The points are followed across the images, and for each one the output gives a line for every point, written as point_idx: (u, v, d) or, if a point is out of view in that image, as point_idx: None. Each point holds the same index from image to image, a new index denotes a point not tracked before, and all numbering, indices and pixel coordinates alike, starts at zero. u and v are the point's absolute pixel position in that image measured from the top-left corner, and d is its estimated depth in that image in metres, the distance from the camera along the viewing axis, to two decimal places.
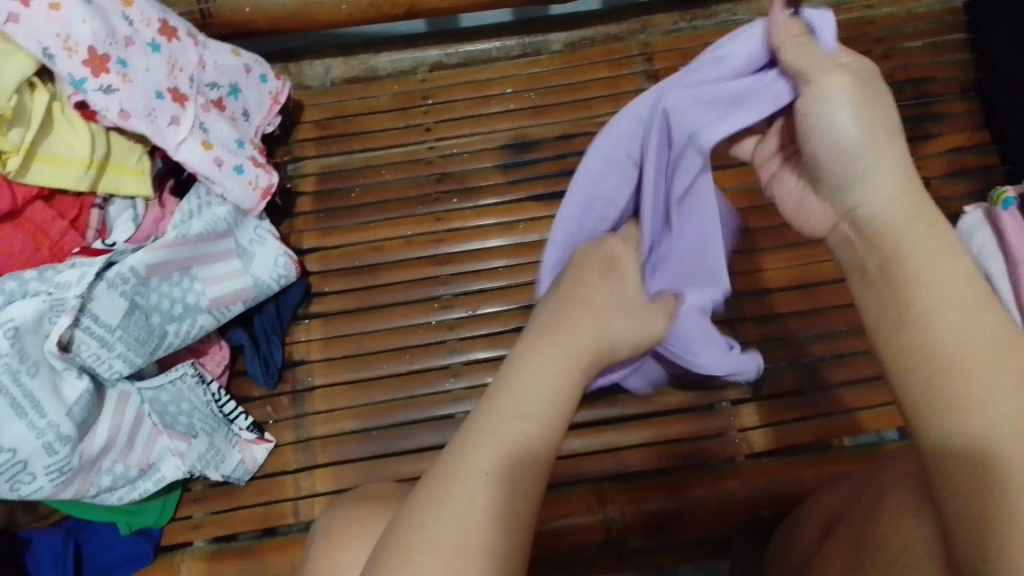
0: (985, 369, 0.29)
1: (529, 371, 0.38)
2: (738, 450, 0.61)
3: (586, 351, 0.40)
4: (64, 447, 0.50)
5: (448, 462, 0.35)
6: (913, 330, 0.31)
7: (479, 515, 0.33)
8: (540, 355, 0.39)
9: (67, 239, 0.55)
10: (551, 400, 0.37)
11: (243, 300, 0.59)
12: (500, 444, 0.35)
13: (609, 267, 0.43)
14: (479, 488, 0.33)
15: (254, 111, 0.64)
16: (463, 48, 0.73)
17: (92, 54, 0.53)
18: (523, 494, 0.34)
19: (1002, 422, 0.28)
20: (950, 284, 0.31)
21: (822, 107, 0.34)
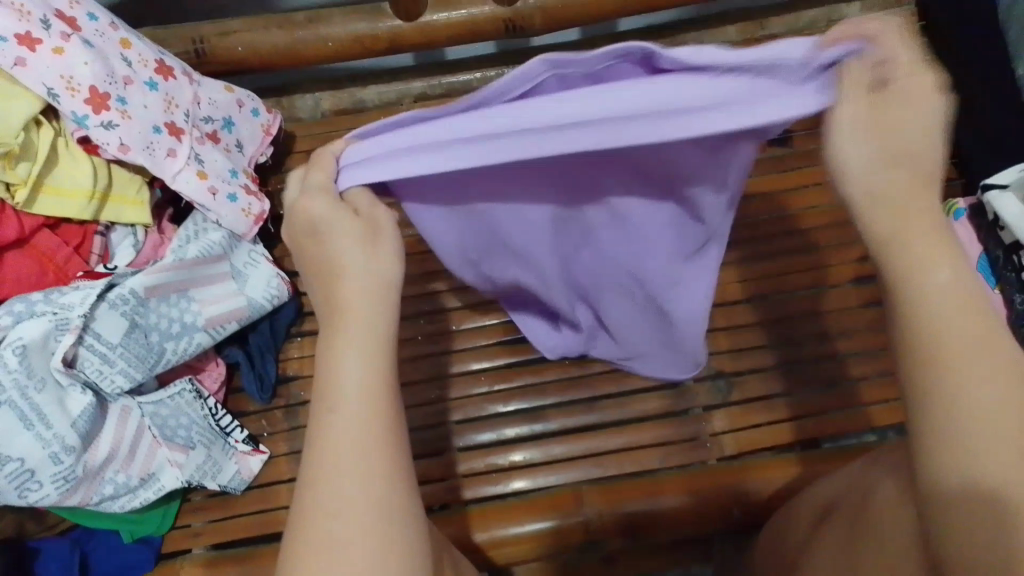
0: (968, 362, 0.33)
1: (338, 345, 0.35)
2: (709, 453, 0.64)
3: (366, 301, 0.36)
4: (69, 457, 0.53)
5: (315, 422, 0.35)
6: (910, 316, 0.34)
7: (354, 465, 0.34)
8: (349, 336, 0.35)
9: (72, 263, 0.60)
10: (366, 356, 0.35)
11: (237, 319, 0.63)
12: (348, 383, 0.35)
13: (372, 230, 0.36)
14: (345, 447, 0.34)
15: (247, 143, 0.68)
16: (446, 79, 0.77)
17: (94, 93, 0.57)
18: (381, 419, 0.35)
19: (992, 440, 0.32)
20: (949, 282, 0.34)
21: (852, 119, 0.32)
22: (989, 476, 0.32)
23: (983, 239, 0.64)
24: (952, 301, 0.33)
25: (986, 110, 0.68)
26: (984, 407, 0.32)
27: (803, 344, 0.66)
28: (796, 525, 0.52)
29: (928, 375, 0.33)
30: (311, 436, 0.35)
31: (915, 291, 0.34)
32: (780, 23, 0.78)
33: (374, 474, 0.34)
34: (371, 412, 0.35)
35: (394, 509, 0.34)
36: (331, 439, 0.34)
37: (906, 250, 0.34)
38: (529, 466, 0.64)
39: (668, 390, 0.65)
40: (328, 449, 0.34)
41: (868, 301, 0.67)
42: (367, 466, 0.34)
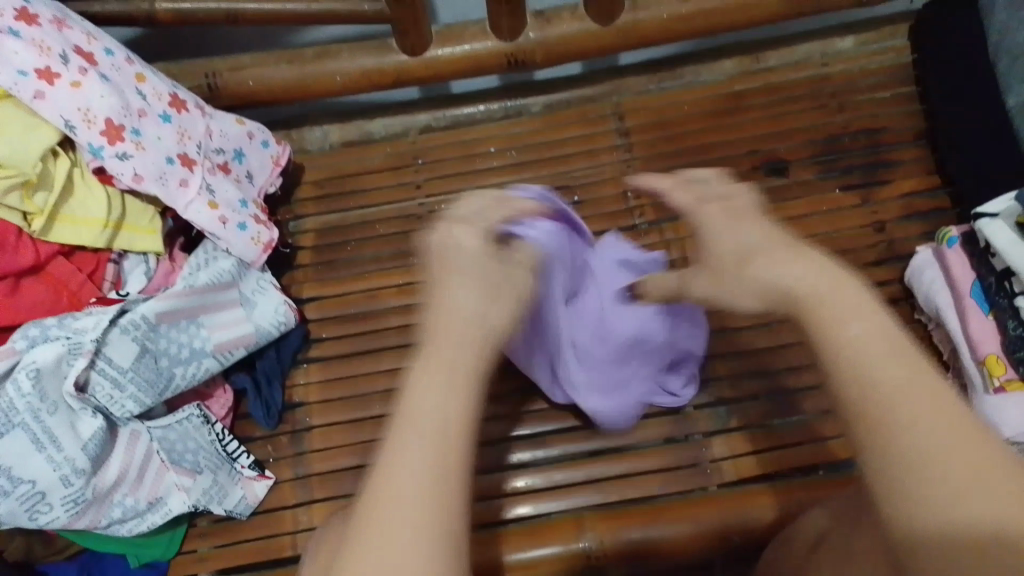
0: (905, 398, 0.33)
1: (425, 375, 0.37)
2: (710, 479, 0.64)
3: (463, 332, 0.39)
4: (79, 479, 0.54)
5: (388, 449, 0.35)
6: (846, 364, 0.35)
7: (417, 488, 0.33)
8: (436, 363, 0.38)
9: (85, 290, 0.61)
10: (456, 387, 0.37)
11: (245, 345, 0.64)
12: (433, 407, 0.36)
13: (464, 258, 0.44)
14: (412, 470, 0.33)
15: (257, 174, 0.70)
16: (450, 112, 0.79)
17: (109, 125, 0.59)
18: (454, 446, 0.35)
19: (952, 468, 0.31)
20: (873, 333, 0.35)
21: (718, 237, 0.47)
22: (959, 507, 0.30)
23: (976, 266, 0.65)
24: (879, 350, 0.35)
25: (978, 141, 0.70)
26: (934, 446, 0.31)
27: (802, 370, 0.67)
28: (792, 547, 0.53)
29: (873, 433, 0.33)
30: (381, 465, 0.34)
31: (841, 343, 0.35)
32: (776, 57, 0.80)
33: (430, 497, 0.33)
34: (447, 438, 0.35)
35: (449, 541, 0.32)
36: (396, 459, 0.34)
37: (830, 321, 0.36)
38: (532, 491, 0.65)
39: (669, 416, 0.66)
40: (393, 472, 0.33)
41: None
42: (432, 492, 0.33)
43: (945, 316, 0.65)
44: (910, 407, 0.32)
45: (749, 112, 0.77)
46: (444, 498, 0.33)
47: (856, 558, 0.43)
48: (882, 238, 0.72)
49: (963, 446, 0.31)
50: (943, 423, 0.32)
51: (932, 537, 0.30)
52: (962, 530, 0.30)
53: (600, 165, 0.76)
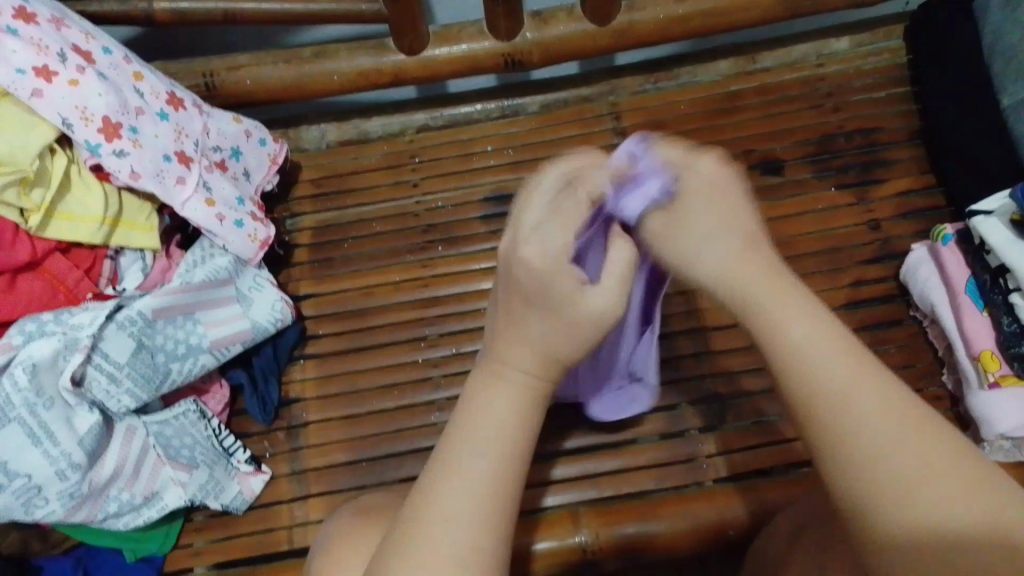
0: (859, 393, 0.35)
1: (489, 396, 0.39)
2: (706, 474, 0.65)
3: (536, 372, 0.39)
4: (75, 474, 0.55)
5: (444, 458, 0.37)
6: (792, 359, 0.37)
7: (472, 499, 0.36)
8: (499, 390, 0.39)
9: (82, 286, 0.61)
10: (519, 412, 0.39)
11: (242, 341, 0.64)
12: (496, 426, 0.38)
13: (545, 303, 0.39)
14: (466, 484, 0.36)
15: (254, 171, 0.71)
16: (447, 111, 0.80)
17: (107, 123, 0.60)
18: (511, 467, 0.37)
19: (898, 461, 0.33)
20: (819, 328, 0.38)
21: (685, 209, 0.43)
22: (912, 492, 0.33)
23: (971, 263, 0.65)
24: (824, 342, 0.37)
25: (971, 140, 0.70)
26: (886, 437, 0.34)
27: None
28: (778, 538, 0.53)
29: (828, 436, 0.35)
30: (436, 466, 0.37)
31: (784, 341, 0.38)
32: (772, 57, 0.80)
33: (475, 524, 0.35)
34: (504, 460, 0.37)
35: (493, 549, 0.35)
36: (457, 468, 0.37)
37: (770, 314, 0.39)
38: (527, 487, 0.65)
39: (664, 412, 0.67)
40: (448, 479, 0.36)
41: (859, 325, 0.69)
42: (484, 504, 0.36)
43: (940, 312, 0.65)
44: (857, 404, 0.35)
45: (744, 112, 0.78)
46: (492, 516, 0.36)
47: (842, 550, 0.44)
48: (877, 237, 0.72)
49: (910, 442, 0.34)
50: (887, 412, 0.35)
51: (884, 533, 0.33)
52: (912, 523, 0.32)
53: None
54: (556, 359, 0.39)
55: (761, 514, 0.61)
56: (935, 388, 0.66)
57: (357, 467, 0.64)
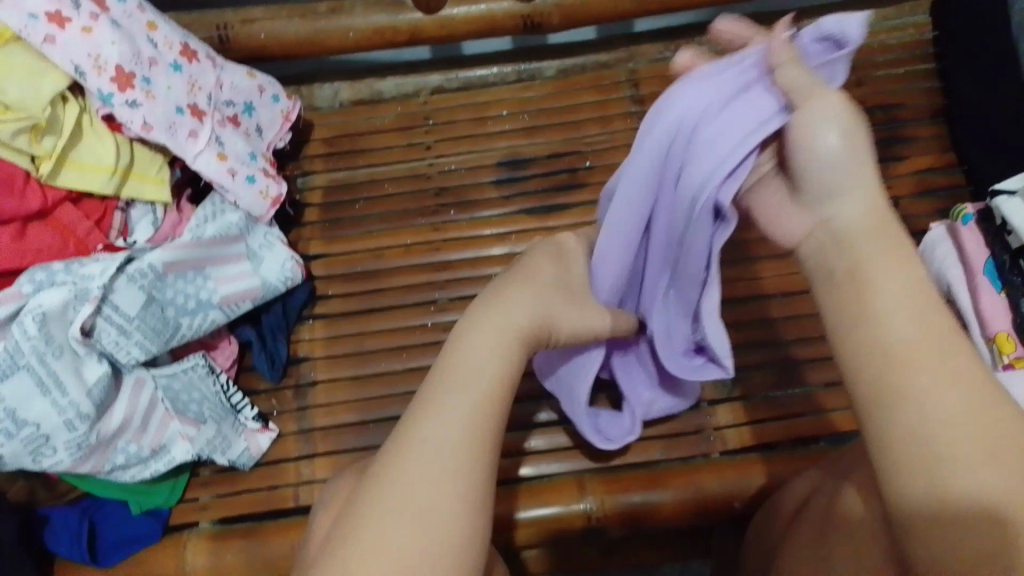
0: (934, 364, 0.34)
1: (464, 355, 0.43)
2: (712, 446, 0.65)
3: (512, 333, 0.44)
4: (84, 425, 0.54)
5: (414, 420, 0.40)
6: (874, 322, 0.36)
7: (441, 460, 0.38)
8: (475, 347, 0.43)
9: (92, 236, 0.60)
10: (489, 373, 0.42)
11: (252, 299, 0.64)
12: (466, 388, 0.41)
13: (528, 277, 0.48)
14: (435, 445, 0.39)
15: (267, 128, 0.70)
16: (462, 74, 0.79)
17: (120, 72, 0.59)
18: (482, 427, 0.40)
19: (963, 443, 0.32)
20: (904, 288, 0.36)
21: (809, 124, 0.38)
22: (974, 480, 0.32)
23: (990, 243, 0.64)
24: (909, 308, 0.36)
25: (993, 118, 0.69)
26: (951, 413, 0.33)
27: (807, 342, 0.67)
28: (782, 509, 0.53)
29: (879, 416, 0.34)
30: (407, 423, 0.40)
31: (871, 301, 0.36)
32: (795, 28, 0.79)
33: (440, 483, 0.37)
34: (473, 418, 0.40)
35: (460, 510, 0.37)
36: (428, 428, 0.39)
37: (866, 267, 0.37)
38: (534, 453, 0.66)
39: None
40: (419, 440, 0.39)
41: None
42: (452, 466, 0.38)
43: (956, 294, 0.64)
44: (912, 383, 0.34)
45: None
46: (461, 474, 0.38)
47: (846, 524, 0.44)
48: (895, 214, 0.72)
49: (964, 416, 0.33)
50: (962, 390, 0.34)
51: (931, 513, 0.32)
52: (954, 496, 0.32)
53: (612, 132, 0.75)
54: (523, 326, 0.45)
55: (766, 486, 0.61)
56: None
57: (364, 427, 0.64)
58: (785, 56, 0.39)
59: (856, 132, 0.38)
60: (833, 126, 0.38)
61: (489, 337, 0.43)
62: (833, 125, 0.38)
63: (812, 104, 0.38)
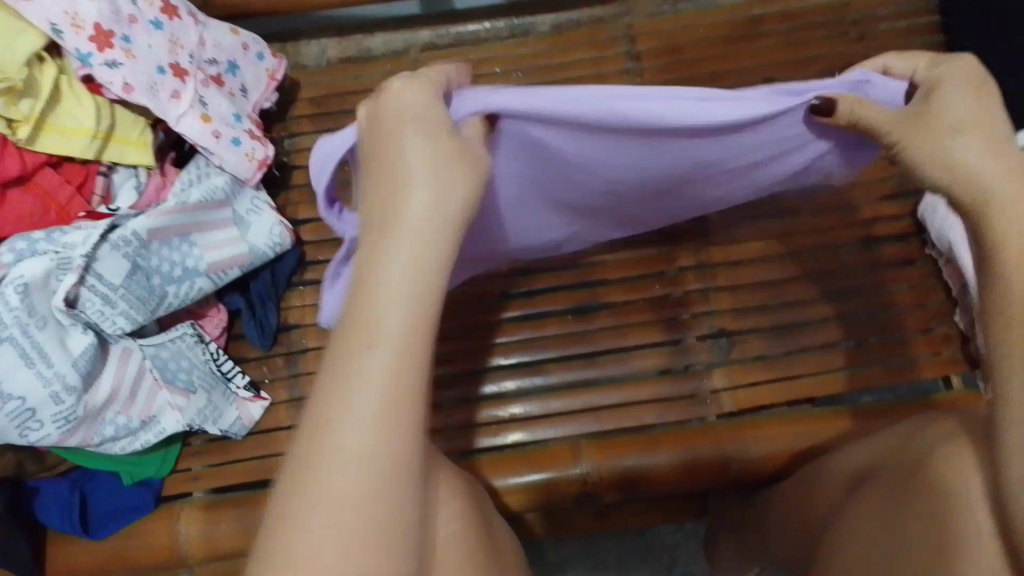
0: None
1: (378, 266, 0.34)
2: (709, 411, 0.64)
3: (417, 262, 0.34)
4: (70, 397, 0.53)
5: (337, 355, 0.33)
6: (1001, 279, 0.36)
7: (370, 411, 0.31)
8: (392, 258, 0.34)
9: (74, 204, 0.59)
10: (405, 294, 0.33)
11: (240, 266, 0.62)
12: (389, 315, 0.33)
13: (401, 178, 0.35)
14: (364, 392, 0.32)
15: (252, 88, 0.67)
16: (453, 29, 0.77)
17: (98, 30, 0.58)
18: (416, 368, 0.33)
19: None
20: None
21: (892, 127, 0.39)
22: None
23: None
24: None
25: (999, 75, 0.68)
26: None
27: (811, 304, 0.65)
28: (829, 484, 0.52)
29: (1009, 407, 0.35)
30: (337, 354, 0.33)
31: (1002, 261, 0.36)
32: None
33: (372, 449, 0.31)
34: (404, 348, 0.33)
35: (394, 474, 0.31)
36: (358, 360, 0.32)
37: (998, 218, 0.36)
38: (528, 418, 0.64)
39: (668, 347, 0.65)
40: (347, 385, 0.32)
41: (873, 264, 0.67)
42: (384, 424, 0.31)
43: (957, 249, 0.62)
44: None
45: (764, 39, 0.74)
46: (398, 428, 0.32)
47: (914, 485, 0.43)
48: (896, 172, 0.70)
49: None
50: None
51: None
52: None
53: None
54: (429, 229, 0.34)
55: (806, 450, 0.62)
56: (946, 328, 0.65)
57: None
58: (848, 101, 0.40)
59: (944, 116, 0.38)
60: (966, 136, 0.37)
61: (401, 251, 0.34)
62: (919, 138, 0.38)
63: (867, 109, 0.40)
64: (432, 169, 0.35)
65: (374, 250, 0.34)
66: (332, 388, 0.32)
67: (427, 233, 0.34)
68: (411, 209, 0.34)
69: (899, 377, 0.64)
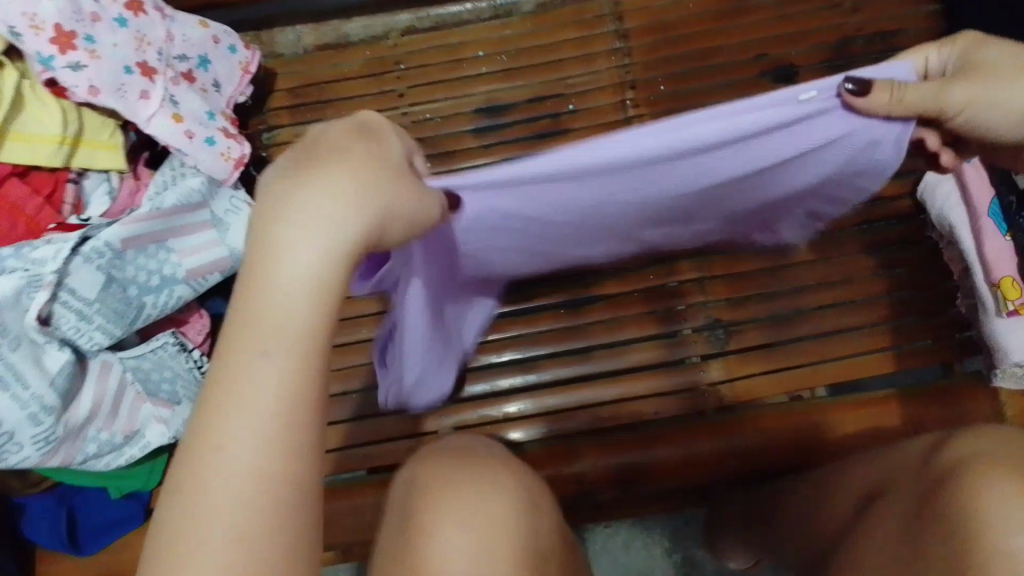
0: None
1: (268, 272, 0.30)
2: (706, 404, 0.63)
3: (320, 271, 0.30)
4: (49, 417, 0.51)
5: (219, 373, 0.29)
6: None
7: (256, 429, 0.28)
8: (285, 262, 0.30)
9: (44, 214, 0.56)
10: (298, 304, 0.30)
11: (221, 270, 0.60)
12: (277, 326, 0.30)
13: (316, 180, 0.31)
14: (245, 410, 0.28)
15: (226, 82, 0.65)
16: (434, 12, 0.74)
17: (59, 31, 0.55)
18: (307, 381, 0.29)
19: None
20: None
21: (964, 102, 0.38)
22: None
23: (995, 182, 0.61)
24: None
25: None
26: None
27: (807, 291, 0.64)
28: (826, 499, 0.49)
29: None
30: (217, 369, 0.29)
31: None
32: None
33: (259, 470, 0.28)
34: (293, 362, 0.29)
35: (287, 492, 0.28)
36: (241, 377, 0.29)
37: None
38: (523, 416, 0.63)
39: (664, 340, 0.64)
40: (229, 403, 0.29)
41: (872, 247, 0.65)
42: (271, 441, 0.28)
43: (958, 233, 0.61)
44: None
45: (757, 12, 0.72)
46: (288, 442, 0.29)
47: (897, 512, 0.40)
48: None
49: None
50: None
51: None
52: None
53: (595, 72, 0.71)
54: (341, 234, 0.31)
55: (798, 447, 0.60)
56: (947, 312, 0.64)
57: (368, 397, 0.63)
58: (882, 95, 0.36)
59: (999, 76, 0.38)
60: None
61: (301, 255, 0.30)
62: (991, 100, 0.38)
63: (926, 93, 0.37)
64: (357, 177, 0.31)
65: (275, 243, 0.31)
66: (209, 404, 0.29)
67: (340, 242, 0.31)
68: (327, 209, 0.31)
69: (901, 362, 0.63)
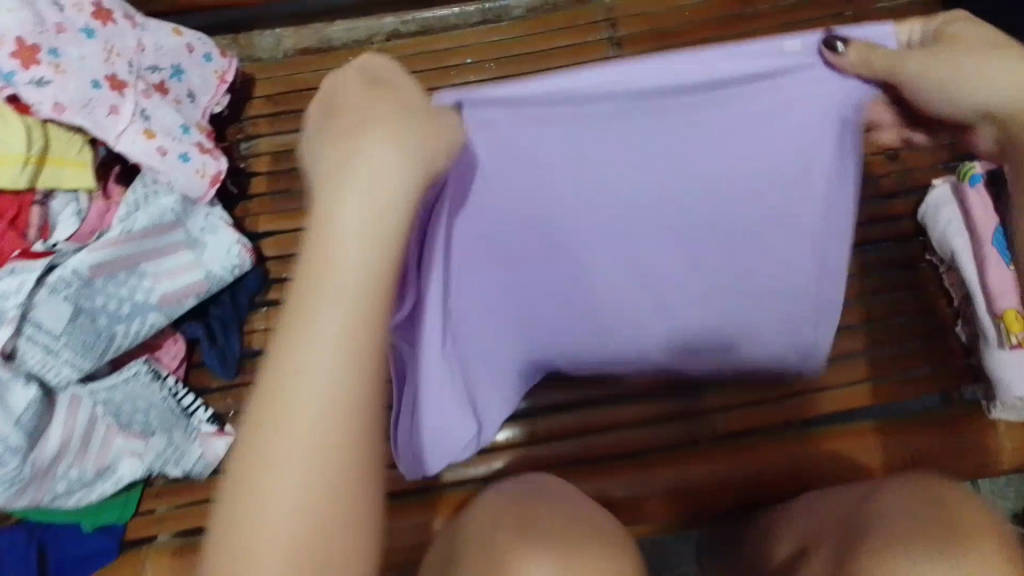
0: None
1: (324, 232, 0.28)
2: (703, 431, 0.61)
3: (368, 225, 0.28)
4: (14, 458, 0.49)
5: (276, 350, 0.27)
6: None
7: (315, 417, 0.26)
8: (337, 220, 0.28)
9: (7, 243, 0.53)
10: (356, 269, 0.27)
11: (196, 294, 0.58)
12: (332, 302, 0.27)
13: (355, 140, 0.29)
14: (305, 392, 0.26)
15: (200, 92, 0.61)
16: (419, 16, 0.71)
17: (21, 45, 0.52)
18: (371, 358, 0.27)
19: None
20: None
21: (926, 72, 0.35)
22: None
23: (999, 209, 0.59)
24: None
25: None
26: None
27: None
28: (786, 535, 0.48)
29: None
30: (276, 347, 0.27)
31: None
32: None
33: (320, 460, 0.26)
34: (355, 336, 0.26)
35: (354, 481, 0.26)
36: (298, 358, 0.26)
37: None
38: (512, 444, 0.61)
39: None
40: (286, 388, 0.26)
41: (870, 270, 0.63)
42: (331, 431, 0.26)
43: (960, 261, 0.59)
44: None
45: (759, 20, 0.68)
46: (351, 432, 0.26)
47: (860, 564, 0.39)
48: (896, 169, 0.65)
49: None
50: None
51: None
52: None
53: None
54: (390, 199, 0.28)
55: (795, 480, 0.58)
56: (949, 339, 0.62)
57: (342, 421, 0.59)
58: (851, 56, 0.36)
59: (958, 45, 0.36)
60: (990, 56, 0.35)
61: (348, 207, 0.28)
62: (950, 68, 0.35)
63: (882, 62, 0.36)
64: (392, 126, 0.29)
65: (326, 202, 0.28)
66: (267, 385, 0.26)
67: (386, 197, 0.28)
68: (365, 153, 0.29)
69: (903, 388, 0.61)
